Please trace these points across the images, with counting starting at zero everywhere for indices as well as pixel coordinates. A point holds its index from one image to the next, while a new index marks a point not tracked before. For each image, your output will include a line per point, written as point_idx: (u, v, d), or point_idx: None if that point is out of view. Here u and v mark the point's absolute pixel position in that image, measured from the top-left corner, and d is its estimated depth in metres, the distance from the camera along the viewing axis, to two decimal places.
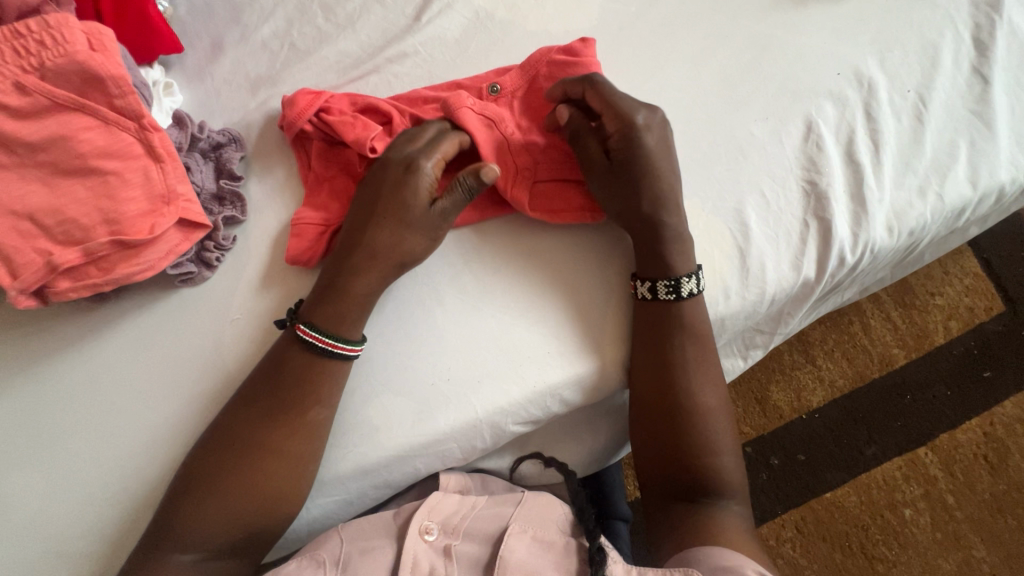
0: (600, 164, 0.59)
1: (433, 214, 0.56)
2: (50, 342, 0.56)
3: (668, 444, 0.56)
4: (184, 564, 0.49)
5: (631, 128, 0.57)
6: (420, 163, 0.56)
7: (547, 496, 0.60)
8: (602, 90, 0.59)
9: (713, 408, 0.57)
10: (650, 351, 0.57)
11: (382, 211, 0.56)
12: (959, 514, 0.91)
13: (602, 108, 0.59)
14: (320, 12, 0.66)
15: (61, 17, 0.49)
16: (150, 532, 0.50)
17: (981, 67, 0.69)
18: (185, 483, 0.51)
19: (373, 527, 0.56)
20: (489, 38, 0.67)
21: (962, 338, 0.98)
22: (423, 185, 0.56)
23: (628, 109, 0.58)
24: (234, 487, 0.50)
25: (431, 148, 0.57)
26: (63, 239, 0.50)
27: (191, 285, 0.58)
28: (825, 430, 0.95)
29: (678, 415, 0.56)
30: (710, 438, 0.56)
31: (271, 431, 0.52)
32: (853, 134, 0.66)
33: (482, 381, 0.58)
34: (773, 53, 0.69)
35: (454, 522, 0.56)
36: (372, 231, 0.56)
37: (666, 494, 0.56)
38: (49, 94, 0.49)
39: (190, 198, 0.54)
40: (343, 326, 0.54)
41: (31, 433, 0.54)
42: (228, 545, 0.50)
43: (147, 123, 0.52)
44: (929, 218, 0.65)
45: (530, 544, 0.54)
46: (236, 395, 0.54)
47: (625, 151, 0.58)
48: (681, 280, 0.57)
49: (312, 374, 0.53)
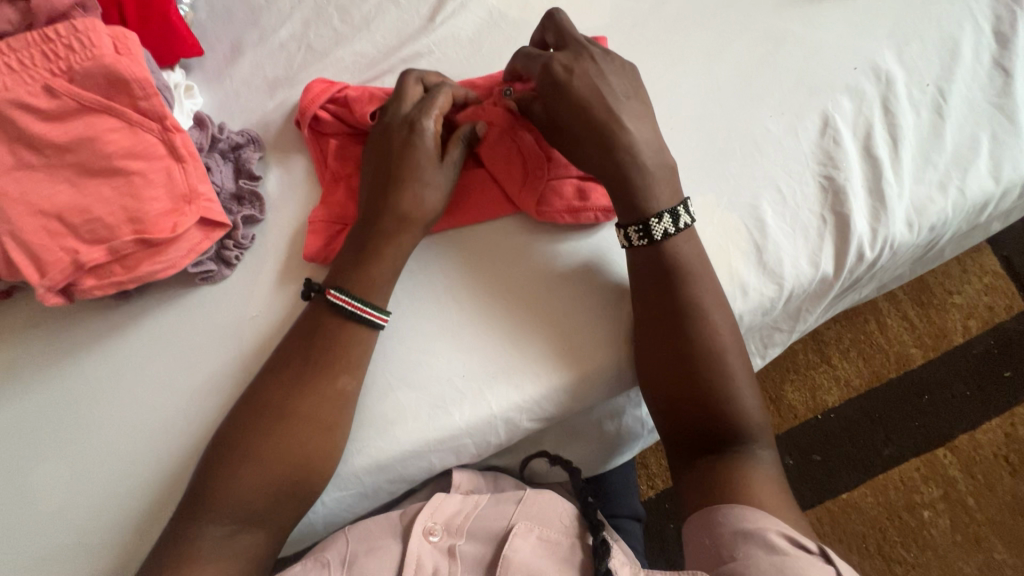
0: (548, 124, 0.60)
1: (446, 168, 0.59)
2: (76, 338, 0.58)
3: (688, 398, 0.54)
4: (218, 535, 0.49)
5: (548, 75, 0.58)
6: (422, 122, 0.58)
7: (549, 494, 0.61)
8: (524, 55, 0.60)
9: (725, 347, 0.55)
10: (668, 297, 0.56)
11: (397, 175, 0.57)
12: (980, 516, 0.89)
13: (527, 69, 0.60)
14: (336, 14, 0.67)
15: (89, 22, 0.50)
16: (183, 506, 0.50)
17: (1002, 59, 0.69)
18: (217, 456, 0.51)
19: (378, 528, 0.58)
20: (503, 37, 0.67)
21: (981, 337, 0.97)
22: (429, 143, 0.58)
23: (546, 60, 0.59)
24: (265, 452, 0.51)
25: (427, 106, 0.59)
26: (90, 238, 0.52)
27: (211, 282, 0.59)
28: (841, 429, 0.94)
29: (694, 362, 0.54)
30: (728, 382, 0.54)
31: (300, 397, 0.53)
32: (870, 129, 0.66)
33: (496, 378, 0.58)
34: (790, 48, 0.69)
35: (458, 521, 0.58)
36: (394, 196, 0.57)
37: (688, 449, 0.55)
38: (77, 97, 0.50)
39: (210, 198, 0.55)
40: (374, 294, 0.56)
41: (59, 427, 0.55)
42: (256, 514, 0.50)
43: (171, 125, 0.53)
44: (950, 212, 0.64)
45: (535, 544, 0.57)
46: (265, 368, 0.55)
47: (557, 99, 0.58)
48: (651, 223, 0.56)
49: (343, 339, 0.55)
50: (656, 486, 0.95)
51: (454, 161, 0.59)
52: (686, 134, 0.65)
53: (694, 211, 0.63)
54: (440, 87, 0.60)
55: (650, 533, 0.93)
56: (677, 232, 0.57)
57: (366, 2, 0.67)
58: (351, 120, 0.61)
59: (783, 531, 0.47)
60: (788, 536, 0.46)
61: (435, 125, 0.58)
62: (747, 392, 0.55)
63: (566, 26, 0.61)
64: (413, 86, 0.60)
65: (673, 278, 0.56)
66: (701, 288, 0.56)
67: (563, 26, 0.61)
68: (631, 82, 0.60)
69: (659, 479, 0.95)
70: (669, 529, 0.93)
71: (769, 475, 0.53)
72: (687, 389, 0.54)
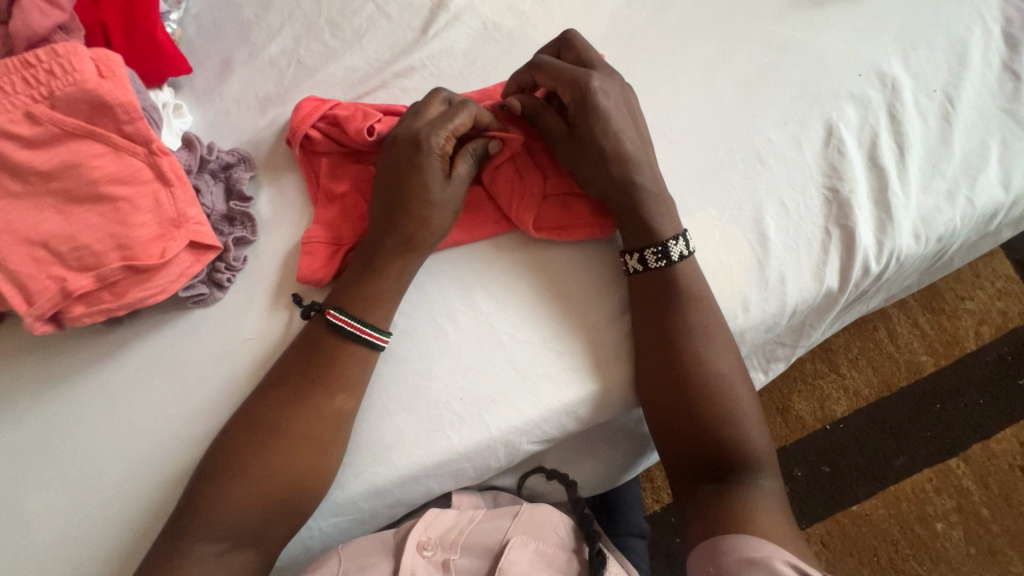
0: (565, 137, 0.58)
1: (451, 186, 0.57)
2: (62, 366, 0.56)
3: (694, 425, 0.55)
4: (208, 555, 0.48)
5: (586, 94, 0.57)
6: (432, 139, 0.56)
7: (544, 507, 0.60)
8: (547, 67, 0.59)
9: (729, 374, 0.56)
10: (672, 320, 0.56)
11: (405, 195, 0.56)
12: (995, 528, 0.87)
13: (554, 83, 0.59)
14: (327, 28, 0.65)
15: (70, 46, 0.49)
16: (172, 523, 0.49)
17: (1012, 63, 0.66)
18: (208, 471, 0.50)
19: (372, 545, 0.56)
20: (498, 49, 0.66)
21: (994, 344, 0.95)
22: (436, 161, 0.56)
23: (581, 75, 0.58)
24: (257, 469, 0.50)
25: (442, 124, 0.56)
26: (76, 266, 0.51)
27: (203, 306, 0.58)
28: (851, 439, 0.92)
29: (699, 390, 0.55)
30: (733, 410, 0.55)
31: (296, 413, 0.52)
32: (876, 137, 0.64)
33: (496, 401, 0.57)
34: (792, 55, 0.67)
35: (451, 536, 0.57)
36: (404, 215, 0.56)
37: (693, 477, 0.55)
38: (60, 122, 0.49)
39: (200, 221, 0.54)
40: (374, 314, 0.55)
41: (45, 458, 0.54)
42: (247, 534, 0.49)
43: (156, 148, 0.52)
44: (958, 222, 0.62)
45: (532, 557, 0.56)
46: (264, 380, 0.55)
47: (585, 118, 0.57)
48: (669, 244, 0.57)
49: (339, 354, 0.54)
50: (661, 500, 0.93)
51: (460, 179, 0.58)
52: (686, 145, 0.64)
53: (696, 226, 0.61)
54: (463, 103, 0.58)
55: (654, 547, 0.91)
56: (689, 254, 0.58)
57: (357, 16, 0.66)
58: (343, 139, 0.60)
59: (789, 557, 0.47)
60: (794, 563, 0.46)
61: (446, 143, 0.56)
62: (749, 417, 0.55)
63: (577, 46, 0.60)
64: (436, 101, 0.58)
65: (676, 304, 0.57)
66: (707, 315, 0.57)
67: (582, 47, 0.60)
68: (630, 105, 0.59)
69: (664, 492, 0.94)
70: (675, 544, 0.91)
71: (767, 500, 0.53)
72: (692, 416, 0.55)
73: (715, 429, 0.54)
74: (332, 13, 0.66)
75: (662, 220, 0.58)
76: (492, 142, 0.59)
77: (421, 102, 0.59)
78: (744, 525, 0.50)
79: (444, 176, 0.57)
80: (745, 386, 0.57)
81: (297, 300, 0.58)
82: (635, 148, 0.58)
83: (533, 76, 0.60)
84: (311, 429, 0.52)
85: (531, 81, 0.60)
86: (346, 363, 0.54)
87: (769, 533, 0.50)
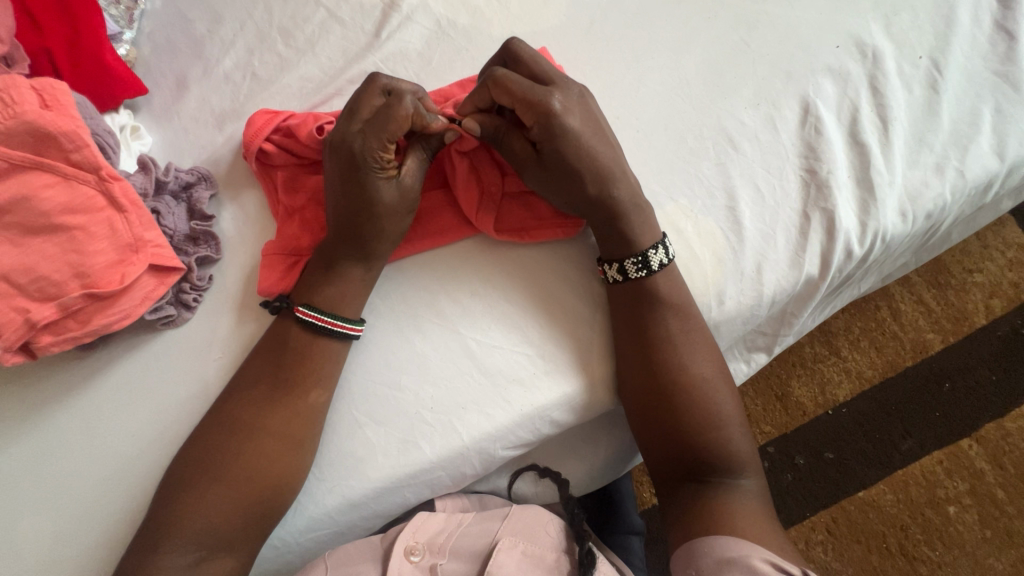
0: (533, 160, 0.56)
1: (403, 185, 0.55)
2: (35, 396, 0.56)
3: (671, 428, 0.53)
4: (180, 565, 0.48)
5: (551, 117, 0.54)
6: (372, 147, 0.53)
7: (535, 509, 0.59)
8: (507, 83, 0.54)
9: (711, 377, 0.54)
10: (643, 328, 0.55)
11: (354, 205, 0.54)
12: (1010, 510, 0.84)
13: (513, 103, 0.55)
14: (280, 38, 0.64)
15: (8, 79, 0.49)
16: (145, 532, 0.49)
17: (1004, 21, 0.63)
18: (183, 471, 0.51)
19: (359, 550, 0.55)
20: (454, 48, 0.64)
21: (1006, 317, 0.90)
22: (379, 166, 0.54)
23: (543, 96, 0.54)
24: (230, 464, 0.51)
25: (377, 128, 0.53)
26: (38, 296, 0.51)
27: (173, 327, 0.58)
28: (854, 425, 0.89)
29: (674, 393, 0.53)
30: (713, 411, 0.53)
31: (273, 412, 0.53)
32: (856, 113, 0.61)
33: (466, 409, 0.56)
34: (763, 31, 0.64)
35: (439, 540, 0.56)
36: (355, 226, 0.55)
37: (673, 476, 0.54)
38: (5, 156, 0.49)
39: (159, 244, 0.54)
40: (343, 305, 0.55)
41: (24, 488, 0.54)
42: (219, 530, 0.49)
43: (107, 174, 0.52)
44: (949, 196, 0.60)
45: (519, 560, 0.54)
46: (234, 379, 0.55)
47: (552, 142, 0.55)
48: (648, 254, 0.55)
49: (312, 351, 0.54)
50: None
51: (411, 174, 0.56)
52: (654, 135, 0.61)
53: (666, 218, 0.59)
54: (397, 96, 0.53)
55: (654, 541, 0.90)
56: (669, 263, 0.56)
57: (309, 22, 0.65)
58: (299, 149, 0.59)
59: (768, 556, 0.45)
60: (773, 561, 0.45)
61: (385, 152, 0.54)
62: (732, 418, 0.54)
63: (523, 58, 0.57)
64: (371, 96, 0.54)
65: (650, 308, 0.55)
66: (686, 318, 0.55)
67: (529, 59, 0.57)
68: (595, 116, 0.57)
69: None
70: None
71: (751, 503, 0.51)
72: (670, 418, 0.53)
73: (693, 431, 0.53)
74: (284, 22, 0.64)
75: (628, 213, 0.56)
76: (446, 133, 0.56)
77: (359, 96, 0.55)
78: (724, 525, 0.49)
79: (392, 183, 0.55)
80: (727, 387, 0.55)
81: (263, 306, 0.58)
82: (596, 145, 0.56)
83: (489, 95, 0.56)
84: (276, 435, 0.52)
85: (489, 99, 0.56)
86: (307, 367, 0.54)
87: (753, 536, 0.48)
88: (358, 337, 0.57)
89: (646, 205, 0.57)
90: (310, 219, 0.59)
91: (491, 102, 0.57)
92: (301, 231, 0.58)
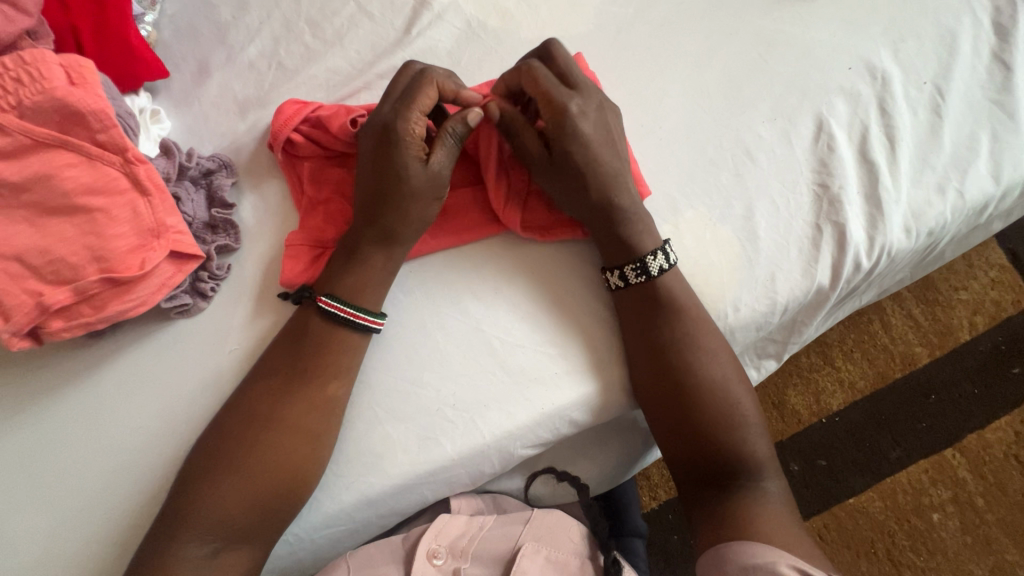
0: (541, 155, 0.57)
1: (431, 170, 0.55)
2: (40, 382, 0.54)
3: (691, 430, 0.54)
4: (199, 556, 0.47)
5: (564, 117, 0.56)
6: (398, 125, 0.54)
7: (558, 514, 0.60)
8: (535, 73, 0.56)
9: (730, 381, 0.56)
10: (665, 332, 0.56)
11: (388, 184, 0.54)
12: (989, 517, 0.88)
13: (536, 94, 0.57)
14: (307, 29, 0.64)
15: (36, 52, 0.48)
16: (160, 523, 0.48)
17: (1002, 53, 0.67)
18: (199, 465, 0.50)
19: (380, 552, 0.56)
20: (482, 49, 0.65)
21: (988, 334, 0.95)
22: (409, 145, 0.54)
23: (562, 95, 0.56)
24: (247, 458, 0.50)
25: (406, 100, 0.54)
26: (53, 279, 0.49)
27: (187, 316, 0.57)
28: (846, 434, 0.92)
29: (693, 396, 0.55)
30: (730, 415, 0.54)
31: (291, 406, 0.52)
32: (866, 132, 0.64)
33: (488, 406, 0.56)
34: (781, 50, 0.66)
35: (462, 544, 0.56)
36: (387, 208, 0.55)
37: (693, 479, 0.55)
38: (31, 132, 0.48)
39: (180, 230, 0.52)
40: (365, 298, 0.55)
41: (24, 477, 0.52)
42: (234, 525, 0.48)
43: (133, 156, 0.50)
44: (949, 216, 0.63)
45: (543, 565, 0.55)
46: (252, 371, 0.54)
47: (563, 142, 0.56)
48: (647, 260, 0.56)
49: (334, 345, 0.53)
50: (657, 497, 0.92)
51: (440, 158, 0.55)
52: (675, 144, 0.63)
53: (686, 225, 0.60)
54: (424, 75, 0.55)
55: (652, 545, 0.90)
56: (668, 266, 0.57)
57: (338, 15, 0.64)
58: (325, 142, 0.58)
59: (793, 561, 0.46)
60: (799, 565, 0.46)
61: (415, 122, 0.55)
62: (748, 423, 0.55)
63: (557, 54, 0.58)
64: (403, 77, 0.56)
65: (671, 313, 0.56)
66: (706, 324, 0.57)
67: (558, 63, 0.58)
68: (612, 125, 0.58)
69: (661, 490, 0.93)
70: (672, 540, 0.91)
71: (770, 507, 0.52)
72: (689, 419, 0.55)
73: (711, 433, 0.54)
74: (312, 13, 0.64)
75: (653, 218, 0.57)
76: (469, 113, 0.55)
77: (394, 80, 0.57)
78: (743, 528, 0.50)
79: (422, 162, 0.55)
80: (745, 391, 0.56)
81: (284, 298, 0.57)
82: (612, 155, 0.57)
83: (519, 80, 0.58)
84: (294, 430, 0.51)
85: (518, 83, 0.58)
86: (329, 362, 0.53)
87: (771, 539, 0.49)
88: (378, 332, 0.56)
89: (651, 224, 0.58)
90: (334, 211, 0.58)
91: (519, 88, 0.59)
92: (326, 222, 0.58)
